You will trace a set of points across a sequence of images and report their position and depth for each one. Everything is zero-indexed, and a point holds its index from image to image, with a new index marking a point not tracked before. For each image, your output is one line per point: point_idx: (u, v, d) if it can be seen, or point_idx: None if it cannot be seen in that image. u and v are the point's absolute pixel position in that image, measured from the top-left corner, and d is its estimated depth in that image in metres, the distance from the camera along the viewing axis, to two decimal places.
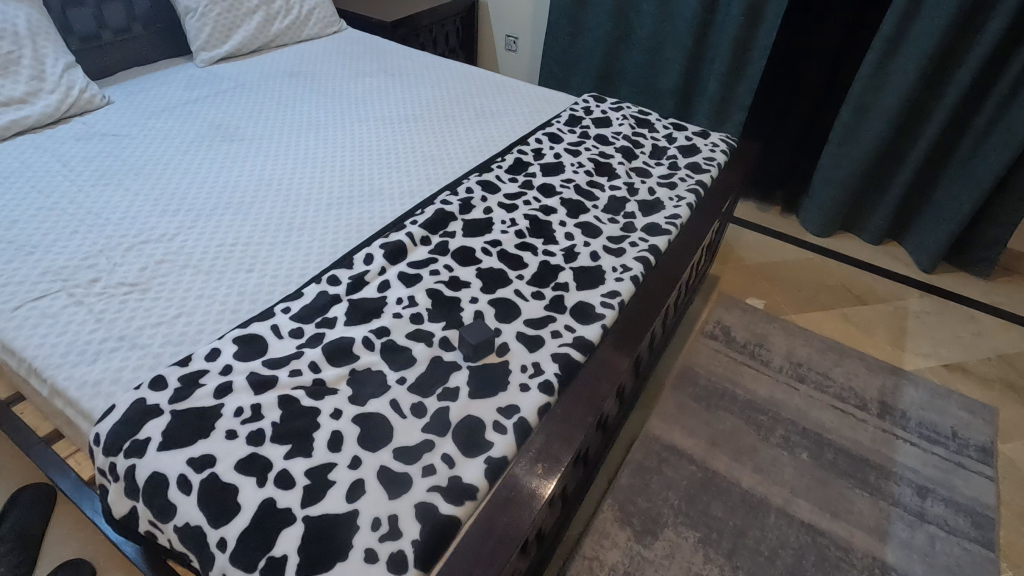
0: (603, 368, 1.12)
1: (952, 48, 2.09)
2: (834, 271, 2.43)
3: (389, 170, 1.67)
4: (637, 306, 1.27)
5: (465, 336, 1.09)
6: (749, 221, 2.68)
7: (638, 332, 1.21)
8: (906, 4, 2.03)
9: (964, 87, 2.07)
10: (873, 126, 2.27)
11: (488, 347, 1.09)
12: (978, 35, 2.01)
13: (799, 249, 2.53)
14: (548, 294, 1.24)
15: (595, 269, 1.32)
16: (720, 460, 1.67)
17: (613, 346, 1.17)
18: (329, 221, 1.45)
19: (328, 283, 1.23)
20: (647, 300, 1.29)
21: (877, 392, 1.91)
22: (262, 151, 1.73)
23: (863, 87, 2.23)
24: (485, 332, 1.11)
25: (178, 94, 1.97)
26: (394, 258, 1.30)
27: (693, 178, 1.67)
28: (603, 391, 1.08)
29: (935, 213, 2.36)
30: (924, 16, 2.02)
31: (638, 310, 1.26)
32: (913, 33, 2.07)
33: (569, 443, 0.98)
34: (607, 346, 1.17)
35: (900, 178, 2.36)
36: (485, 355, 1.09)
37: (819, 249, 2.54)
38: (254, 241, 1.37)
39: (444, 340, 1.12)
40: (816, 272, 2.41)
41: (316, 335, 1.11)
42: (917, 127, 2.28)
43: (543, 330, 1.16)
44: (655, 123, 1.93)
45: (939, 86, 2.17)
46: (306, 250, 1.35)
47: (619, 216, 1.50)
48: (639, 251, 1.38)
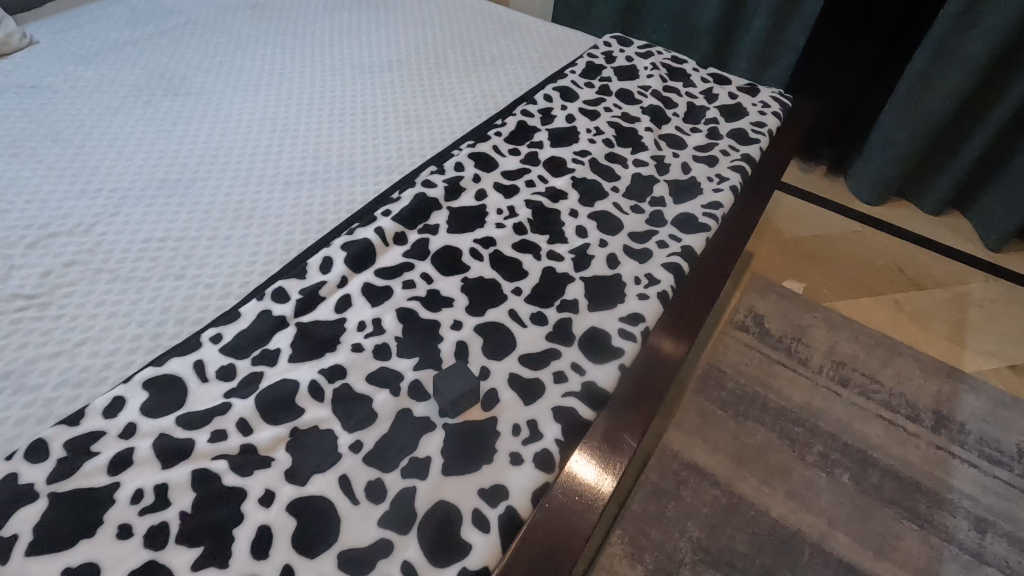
0: (621, 428, 0.85)
1: None
2: (886, 248, 2.11)
3: (363, 135, 1.36)
4: (669, 331, 0.99)
5: (442, 393, 0.83)
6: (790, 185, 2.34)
7: (668, 372, 0.93)
8: None
9: None
10: (953, 76, 1.89)
11: (471, 399, 0.85)
12: None
13: (846, 221, 2.20)
14: (552, 318, 0.97)
15: (613, 281, 1.04)
16: (746, 482, 1.46)
17: (634, 395, 0.89)
18: (284, 207, 1.17)
19: (272, 299, 0.97)
20: (681, 322, 1.00)
21: (931, 400, 1.66)
22: (210, 108, 1.42)
23: (946, 29, 1.83)
24: (470, 378, 0.85)
25: (118, 33, 1.64)
26: (358, 264, 1.03)
27: (737, 151, 1.34)
28: (620, 466, 0.82)
29: (1014, 183, 2.00)
30: None
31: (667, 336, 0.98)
32: None
33: (565, 557, 0.72)
34: (626, 394, 0.89)
35: (975, 142, 2.00)
36: (471, 407, 0.85)
37: (870, 220, 2.21)
38: (189, 233, 1.11)
39: (417, 388, 0.87)
40: (866, 251, 2.10)
41: (253, 377, 0.87)
42: (1005, 80, 1.89)
43: (543, 372, 0.90)
44: (692, 74, 1.58)
45: None
46: (252, 246, 1.09)
47: (644, 204, 1.21)
48: (670, 255, 1.09)
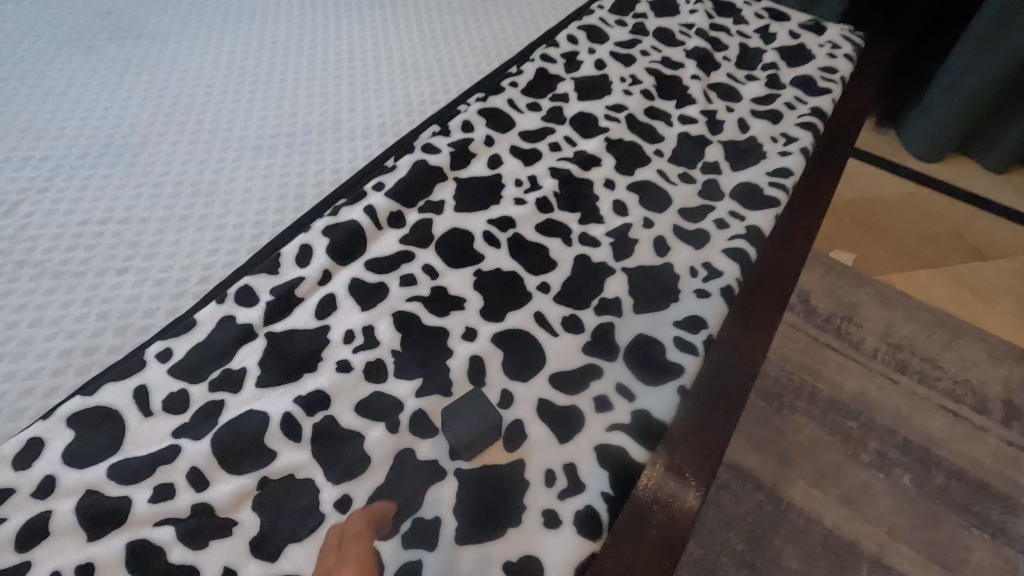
0: (675, 478, 0.63)
1: None
2: (945, 211, 1.88)
3: (351, 87, 1.12)
4: (738, 329, 0.76)
5: (459, 435, 0.64)
6: None
7: (740, 384, 0.70)
8: None
9: None
10: None
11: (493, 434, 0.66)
12: None
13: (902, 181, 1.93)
14: (589, 322, 0.78)
15: (662, 273, 0.83)
16: (795, 484, 1.29)
17: (696, 421, 0.68)
18: (252, 177, 0.95)
19: (237, 302, 0.77)
20: (753, 316, 0.77)
21: (1000, 388, 1.47)
22: (164, 51, 1.16)
23: None
24: (490, 408, 0.67)
25: None
26: (344, 254, 0.82)
27: (805, 104, 1.10)
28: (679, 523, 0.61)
29: None
30: None
31: (736, 340, 0.75)
32: None
33: None
34: (687, 419, 0.68)
35: None
36: (496, 446, 0.67)
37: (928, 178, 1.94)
38: (136, 212, 0.89)
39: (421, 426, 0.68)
40: (922, 217, 1.85)
41: (210, 408, 0.68)
42: None
43: (582, 397, 0.71)
44: (744, 7, 1.31)
45: None
46: (214, 229, 0.88)
47: (694, 172, 0.98)
48: (733, 237, 0.87)
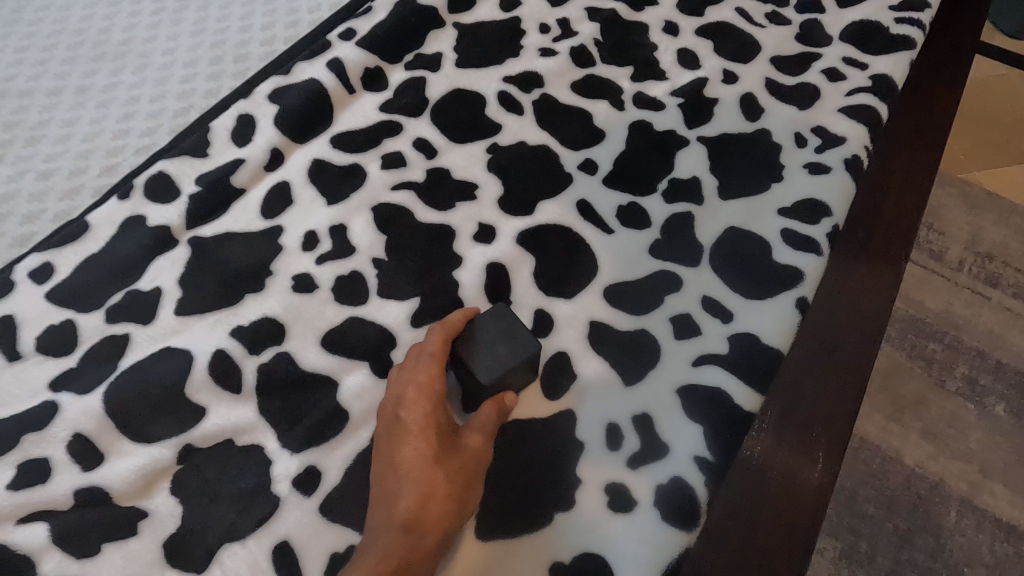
0: (798, 439, 0.42)
1: None
2: None
3: None
4: (862, 233, 0.54)
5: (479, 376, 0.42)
6: None
7: (877, 306, 0.49)
8: None
9: None
10: None
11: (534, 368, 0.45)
12: None
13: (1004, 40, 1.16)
14: (656, 213, 0.54)
15: (757, 144, 0.58)
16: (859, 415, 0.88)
17: (819, 357, 0.46)
18: (176, 33, 0.68)
19: (145, 196, 0.53)
20: (881, 218, 0.55)
21: None
22: None
23: None
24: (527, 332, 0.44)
25: None
26: (301, 127, 0.58)
27: None
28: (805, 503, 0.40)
29: None
30: None
31: (862, 252, 0.52)
32: None
33: None
34: (806, 355, 0.46)
35: None
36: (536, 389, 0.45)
37: None
38: (16, 83, 0.64)
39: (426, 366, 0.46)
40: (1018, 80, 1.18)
41: (109, 346, 0.46)
42: None
43: (652, 319, 0.48)
44: None
45: None
46: (122, 102, 0.63)
47: (788, 10, 0.71)
48: (853, 92, 0.62)
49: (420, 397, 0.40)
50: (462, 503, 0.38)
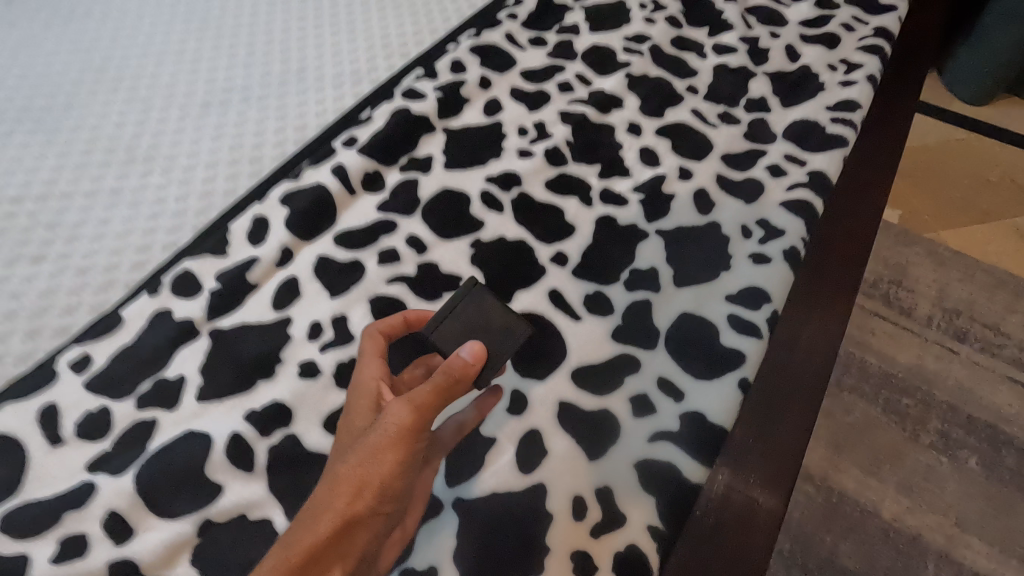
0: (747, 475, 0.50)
1: None
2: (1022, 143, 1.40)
3: (318, 26, 0.94)
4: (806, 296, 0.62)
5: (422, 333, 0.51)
6: None
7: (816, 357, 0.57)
8: None
9: None
10: None
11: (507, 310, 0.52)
12: None
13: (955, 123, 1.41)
14: (619, 301, 0.61)
15: (707, 235, 0.67)
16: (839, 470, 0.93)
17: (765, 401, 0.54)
18: (200, 139, 0.78)
19: (172, 292, 0.61)
20: (823, 286, 0.63)
21: None
22: None
23: None
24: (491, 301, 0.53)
25: None
26: (309, 228, 0.66)
27: (866, 24, 0.91)
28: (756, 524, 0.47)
29: None
30: None
31: (804, 314, 0.60)
32: None
33: None
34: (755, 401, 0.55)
35: None
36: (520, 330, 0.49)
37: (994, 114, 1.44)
38: (59, 186, 0.73)
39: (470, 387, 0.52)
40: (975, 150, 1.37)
41: (138, 431, 0.53)
42: None
43: (614, 399, 0.55)
44: None
45: None
46: (152, 204, 0.72)
47: (737, 110, 0.81)
48: (793, 187, 0.70)
49: (358, 395, 0.47)
50: (367, 482, 0.40)
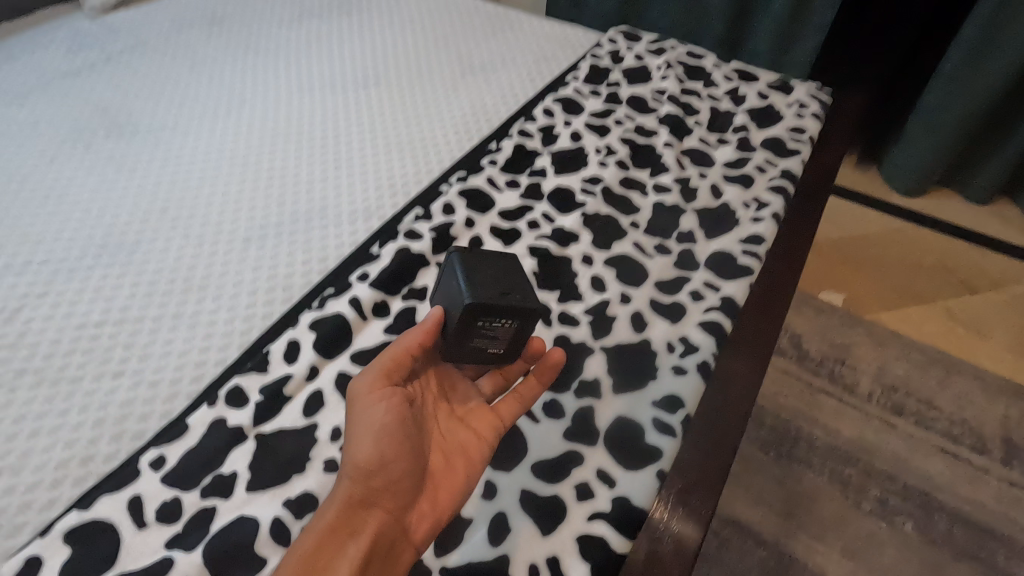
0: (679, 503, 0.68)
1: None
2: (916, 241, 1.93)
3: (341, 171, 1.18)
4: (731, 368, 0.82)
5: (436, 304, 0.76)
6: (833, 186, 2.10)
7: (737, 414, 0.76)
8: (992, 8, 1.68)
9: None
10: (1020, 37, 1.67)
11: (480, 280, 0.71)
12: None
13: (845, 210, 2.03)
14: (570, 407, 0.79)
15: (641, 351, 0.86)
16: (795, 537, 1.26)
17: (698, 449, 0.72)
18: (244, 271, 0.99)
19: (226, 404, 0.79)
20: (745, 360, 0.82)
21: (999, 426, 1.47)
22: (161, 149, 1.23)
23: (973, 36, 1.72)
24: (474, 260, 0.74)
25: (55, 63, 1.44)
26: (331, 349, 0.85)
27: (775, 166, 1.14)
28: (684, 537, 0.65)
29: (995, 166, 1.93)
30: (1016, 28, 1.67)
31: (729, 382, 0.80)
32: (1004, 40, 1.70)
33: None
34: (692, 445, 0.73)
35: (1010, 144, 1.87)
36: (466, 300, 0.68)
37: (896, 212, 2.01)
38: (132, 313, 0.93)
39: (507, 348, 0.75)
40: (873, 242, 1.93)
41: (203, 515, 0.70)
42: (1015, 115, 1.85)
43: (562, 486, 0.72)
44: (712, 72, 1.37)
45: None
46: (207, 327, 0.91)
47: (670, 241, 1.01)
48: (708, 310, 0.90)
49: None
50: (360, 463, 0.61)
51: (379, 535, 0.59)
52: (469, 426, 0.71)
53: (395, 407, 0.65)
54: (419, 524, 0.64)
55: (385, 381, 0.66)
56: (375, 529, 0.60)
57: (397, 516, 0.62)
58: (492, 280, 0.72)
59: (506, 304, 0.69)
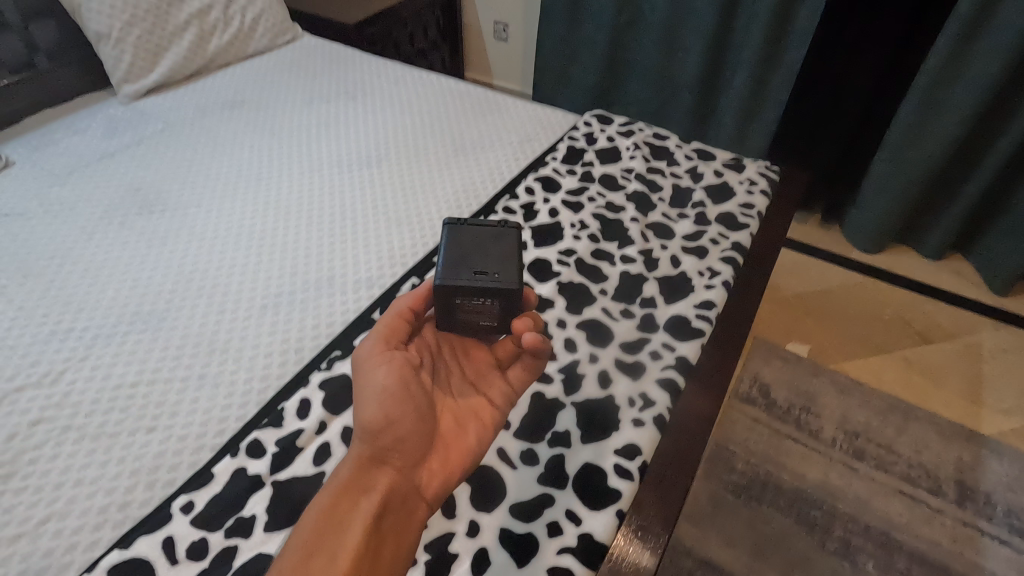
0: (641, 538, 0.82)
1: (994, 109, 1.84)
2: (876, 294, 2.09)
3: (346, 244, 1.33)
4: (683, 423, 0.97)
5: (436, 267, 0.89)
6: (799, 243, 2.28)
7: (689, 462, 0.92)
8: (928, 87, 1.82)
9: (1001, 158, 1.86)
10: (954, 110, 1.82)
11: (460, 257, 0.86)
12: (995, 138, 1.88)
13: (810, 266, 2.20)
14: (543, 455, 0.92)
15: (605, 405, 0.99)
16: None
17: (655, 492, 0.88)
18: (260, 336, 1.13)
19: (247, 455, 0.92)
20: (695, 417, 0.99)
21: (953, 468, 1.59)
22: (187, 224, 1.39)
23: (913, 114, 1.87)
24: (458, 243, 0.88)
25: (92, 146, 1.62)
26: (337, 406, 0.98)
27: (727, 239, 1.30)
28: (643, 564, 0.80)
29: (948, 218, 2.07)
30: (950, 103, 1.82)
31: (681, 435, 0.95)
32: (942, 114, 1.85)
33: None
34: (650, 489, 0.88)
35: (961, 201, 2.01)
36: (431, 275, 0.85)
37: (857, 267, 2.18)
38: (163, 374, 1.06)
39: (503, 318, 0.89)
40: (836, 295, 2.09)
41: (226, 553, 0.81)
42: (962, 174, 2.00)
43: (536, 524, 0.84)
44: (675, 151, 1.55)
45: (995, 130, 1.88)
46: (228, 386, 1.05)
47: (634, 306, 1.16)
48: (664, 369, 1.04)
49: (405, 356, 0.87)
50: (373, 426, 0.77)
51: (390, 488, 0.75)
52: (476, 396, 0.89)
53: (392, 370, 0.81)
54: (430, 480, 0.79)
55: (390, 352, 0.83)
56: (387, 483, 0.75)
57: (406, 467, 0.78)
58: (477, 258, 0.87)
59: (462, 281, 0.83)
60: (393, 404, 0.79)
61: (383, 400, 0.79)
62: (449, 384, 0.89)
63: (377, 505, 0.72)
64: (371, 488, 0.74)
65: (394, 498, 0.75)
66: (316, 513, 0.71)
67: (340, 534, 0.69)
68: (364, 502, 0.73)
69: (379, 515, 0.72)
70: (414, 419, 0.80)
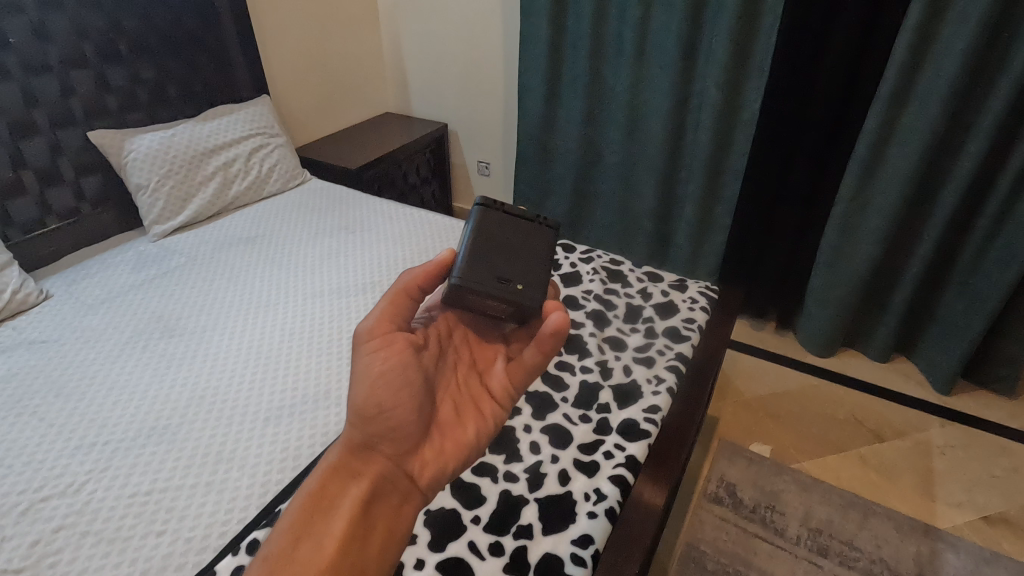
0: None
1: (906, 226, 2.13)
2: (830, 396, 2.26)
3: (340, 362, 1.52)
4: (631, 518, 1.15)
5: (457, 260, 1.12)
6: (758, 350, 2.48)
7: (636, 551, 1.08)
8: (845, 213, 2.13)
9: (920, 269, 2.12)
10: (868, 229, 2.10)
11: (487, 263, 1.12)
12: (911, 251, 2.16)
13: (769, 370, 2.38)
14: (509, 546, 1.05)
15: (564, 500, 1.13)
16: None
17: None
18: (262, 445, 1.28)
19: (247, 552, 1.03)
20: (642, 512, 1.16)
21: (912, 563, 1.67)
22: (202, 346, 1.58)
23: (836, 237, 2.18)
24: (480, 249, 1.14)
25: (124, 278, 1.86)
26: None
27: (671, 350, 1.52)
28: None
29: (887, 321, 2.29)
30: (866, 224, 2.11)
31: (630, 529, 1.12)
32: (862, 233, 2.13)
33: None
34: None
35: (895, 305, 2.23)
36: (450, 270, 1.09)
37: (812, 371, 2.37)
38: (174, 481, 1.20)
39: (511, 312, 1.12)
40: (794, 397, 2.25)
41: None
42: (892, 282, 2.25)
43: None
44: (628, 274, 1.79)
45: (911, 243, 2.15)
46: (231, 492, 1.18)
47: (591, 411, 1.33)
48: (616, 467, 1.20)
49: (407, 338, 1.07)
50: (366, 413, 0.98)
51: (377, 472, 0.96)
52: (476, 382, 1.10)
53: (386, 358, 1.00)
54: (420, 462, 1.00)
55: (383, 340, 1.02)
56: (378, 465, 0.96)
57: (394, 453, 0.98)
58: (500, 266, 1.13)
59: (483, 284, 1.08)
60: (384, 393, 0.98)
61: (376, 386, 0.99)
62: (455, 367, 1.11)
63: (363, 491, 0.93)
64: (362, 473, 0.95)
65: (382, 483, 0.95)
66: (311, 493, 0.92)
67: (330, 513, 0.90)
68: (352, 486, 0.93)
69: (363, 502, 0.92)
70: (404, 407, 0.98)
